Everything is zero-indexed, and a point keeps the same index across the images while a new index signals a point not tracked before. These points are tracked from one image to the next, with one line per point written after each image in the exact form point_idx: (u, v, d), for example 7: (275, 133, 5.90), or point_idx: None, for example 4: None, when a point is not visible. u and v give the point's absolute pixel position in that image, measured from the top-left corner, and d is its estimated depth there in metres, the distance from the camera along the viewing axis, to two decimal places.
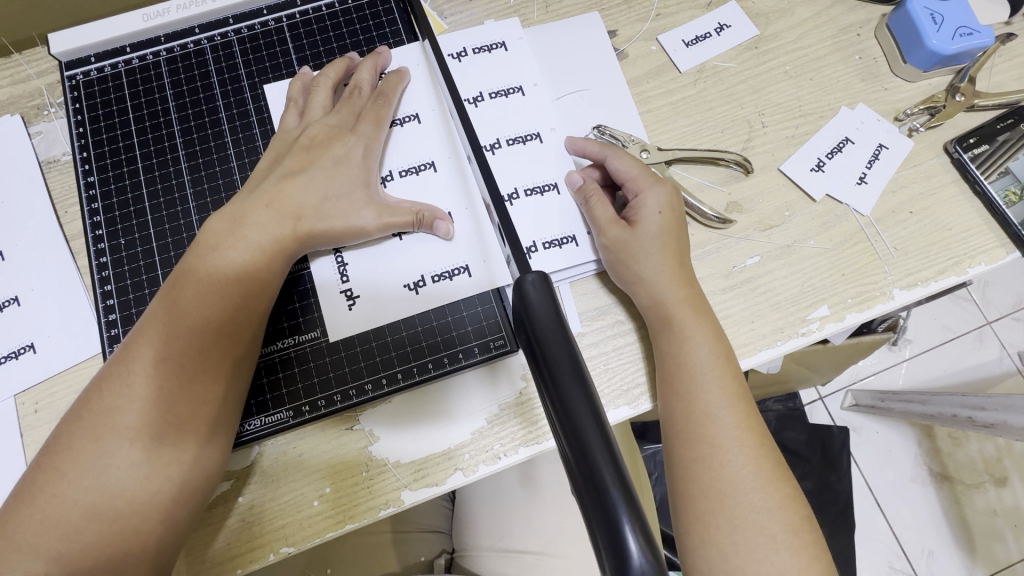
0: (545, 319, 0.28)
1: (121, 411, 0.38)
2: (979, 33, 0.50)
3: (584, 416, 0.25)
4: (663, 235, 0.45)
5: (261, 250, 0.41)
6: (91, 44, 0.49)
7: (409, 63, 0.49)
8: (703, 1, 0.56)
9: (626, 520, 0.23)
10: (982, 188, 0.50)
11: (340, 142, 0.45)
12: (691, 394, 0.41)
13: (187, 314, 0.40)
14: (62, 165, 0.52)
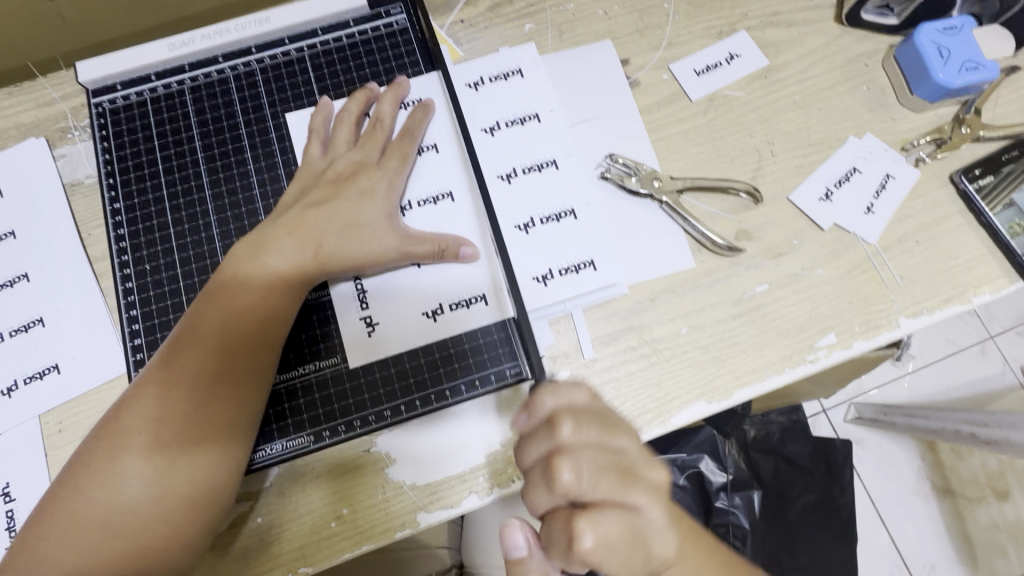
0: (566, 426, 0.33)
1: (142, 431, 0.39)
2: (984, 67, 0.51)
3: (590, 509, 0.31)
4: (591, 434, 0.33)
5: (284, 279, 0.43)
6: (118, 73, 0.50)
7: (428, 94, 0.51)
8: (713, 30, 0.57)
9: None
10: (987, 218, 0.51)
11: (363, 175, 0.46)
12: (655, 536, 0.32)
13: (209, 338, 0.41)
14: (85, 187, 0.53)
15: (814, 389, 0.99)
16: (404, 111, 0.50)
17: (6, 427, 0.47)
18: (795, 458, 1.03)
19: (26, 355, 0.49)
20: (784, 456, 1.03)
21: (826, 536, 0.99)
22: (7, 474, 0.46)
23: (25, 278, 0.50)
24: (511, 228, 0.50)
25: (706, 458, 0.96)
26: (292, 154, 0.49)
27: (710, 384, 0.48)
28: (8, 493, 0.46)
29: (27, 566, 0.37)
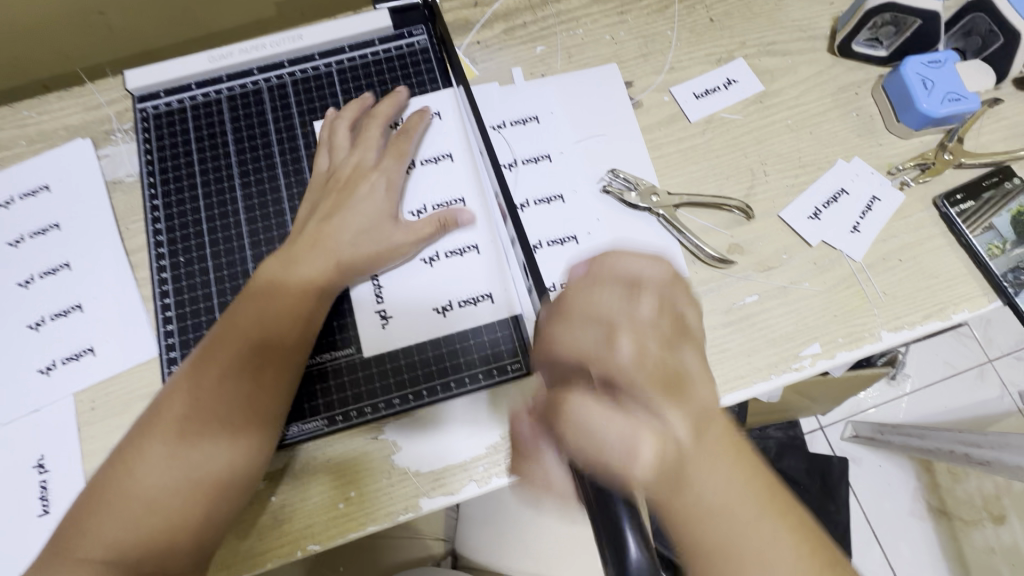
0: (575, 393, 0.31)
1: (190, 412, 0.42)
2: (966, 98, 0.54)
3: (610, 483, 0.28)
4: (651, 318, 0.33)
5: (309, 277, 0.47)
6: (161, 81, 0.54)
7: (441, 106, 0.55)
8: (713, 57, 0.61)
9: (627, 524, 0.27)
10: (967, 240, 0.54)
11: (365, 180, 0.50)
12: (682, 484, 0.29)
13: (251, 328, 0.45)
14: (125, 185, 0.57)
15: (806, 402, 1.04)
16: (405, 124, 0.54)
17: (44, 404, 0.51)
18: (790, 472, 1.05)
19: (64, 338, 0.52)
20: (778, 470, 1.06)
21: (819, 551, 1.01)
22: (43, 447, 0.50)
23: (67, 267, 0.54)
24: None
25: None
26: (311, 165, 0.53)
27: None
28: (43, 463, 0.49)
29: (80, 547, 0.39)
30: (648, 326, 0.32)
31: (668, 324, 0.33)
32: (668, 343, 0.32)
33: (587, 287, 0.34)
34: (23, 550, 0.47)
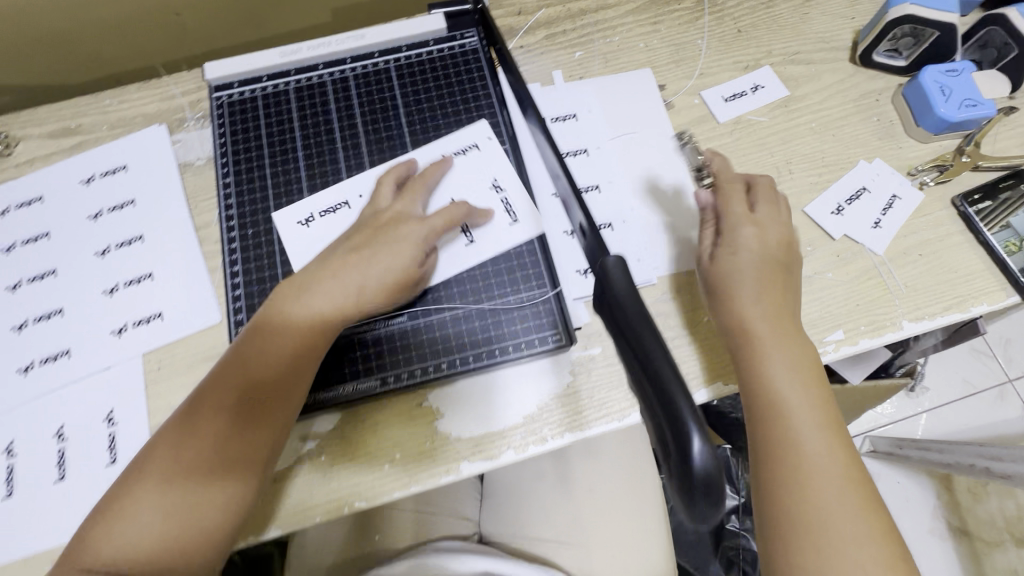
0: (622, 291, 0.32)
1: (177, 461, 0.43)
2: (982, 105, 0.58)
3: (672, 382, 0.28)
4: (759, 266, 0.48)
5: (309, 320, 0.47)
6: (237, 72, 0.59)
7: (480, 138, 0.58)
8: (741, 64, 0.65)
9: (691, 425, 0.26)
10: (985, 238, 0.56)
11: (394, 228, 0.50)
12: (787, 419, 0.42)
13: (241, 376, 0.45)
14: (195, 168, 0.62)
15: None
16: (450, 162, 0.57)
17: (113, 362, 0.55)
18: None
19: (135, 303, 0.57)
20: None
21: None
22: (112, 401, 0.54)
23: (140, 239, 0.59)
24: (560, 235, 0.58)
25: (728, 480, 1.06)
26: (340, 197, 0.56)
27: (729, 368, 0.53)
28: (112, 416, 0.53)
29: None
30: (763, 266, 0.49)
31: (772, 253, 0.50)
32: (793, 328, 0.47)
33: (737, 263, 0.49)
34: (91, 495, 0.51)
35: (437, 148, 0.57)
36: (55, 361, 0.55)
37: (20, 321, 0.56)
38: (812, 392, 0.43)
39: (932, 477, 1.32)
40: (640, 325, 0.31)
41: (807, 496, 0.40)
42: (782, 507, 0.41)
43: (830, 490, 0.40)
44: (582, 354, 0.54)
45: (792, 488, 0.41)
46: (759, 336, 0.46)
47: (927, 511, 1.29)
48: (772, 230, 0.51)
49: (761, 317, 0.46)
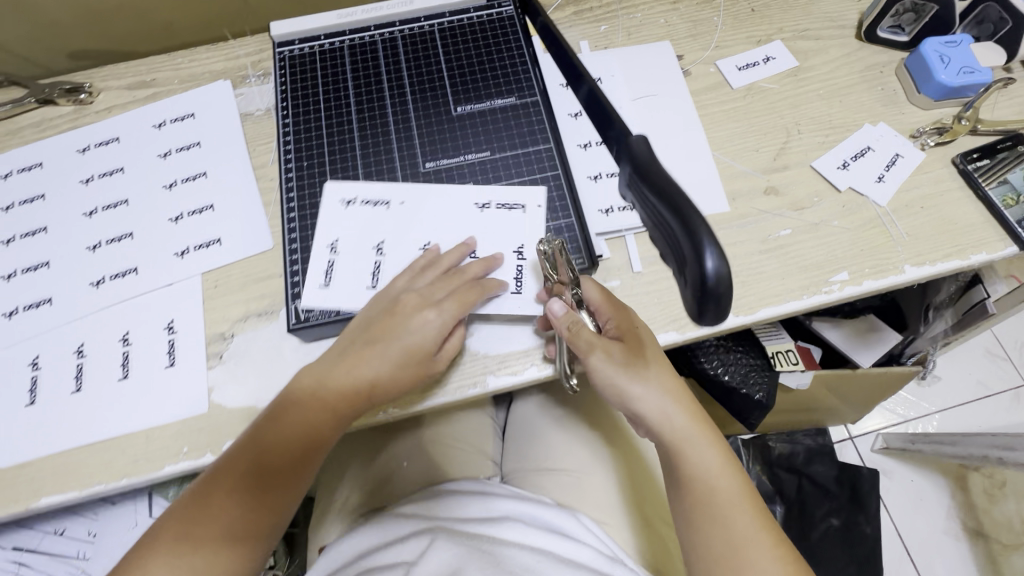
0: (642, 155, 0.35)
1: (201, 527, 0.47)
2: (978, 72, 0.63)
3: (687, 210, 0.31)
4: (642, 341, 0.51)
5: (338, 399, 0.50)
6: (298, 31, 0.66)
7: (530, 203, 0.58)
8: (754, 39, 0.71)
9: (704, 238, 0.30)
10: (983, 192, 0.60)
11: (420, 312, 0.51)
12: (698, 475, 0.49)
13: (267, 457, 0.48)
14: (254, 117, 0.69)
15: (834, 401, 1.12)
16: (480, 211, 0.58)
17: (175, 279, 0.60)
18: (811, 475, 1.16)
19: (197, 230, 0.63)
20: (807, 475, 1.22)
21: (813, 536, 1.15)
22: (173, 314, 0.59)
23: (204, 176, 0.66)
24: (583, 178, 0.63)
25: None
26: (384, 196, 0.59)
27: (737, 301, 0.58)
28: (172, 326, 0.59)
29: None
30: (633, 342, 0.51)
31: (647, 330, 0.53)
32: (702, 415, 0.52)
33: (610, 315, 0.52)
34: (150, 393, 0.56)
35: (486, 193, 0.59)
36: (123, 277, 0.61)
37: (94, 242, 0.62)
38: (719, 457, 0.49)
39: (946, 476, 1.30)
40: (659, 175, 0.33)
41: (731, 543, 0.46)
42: (714, 559, 0.46)
43: (752, 538, 0.45)
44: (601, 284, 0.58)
45: (719, 536, 0.46)
46: (671, 420, 0.50)
47: (939, 510, 1.28)
48: (651, 370, 0.50)
49: (675, 395, 0.51)
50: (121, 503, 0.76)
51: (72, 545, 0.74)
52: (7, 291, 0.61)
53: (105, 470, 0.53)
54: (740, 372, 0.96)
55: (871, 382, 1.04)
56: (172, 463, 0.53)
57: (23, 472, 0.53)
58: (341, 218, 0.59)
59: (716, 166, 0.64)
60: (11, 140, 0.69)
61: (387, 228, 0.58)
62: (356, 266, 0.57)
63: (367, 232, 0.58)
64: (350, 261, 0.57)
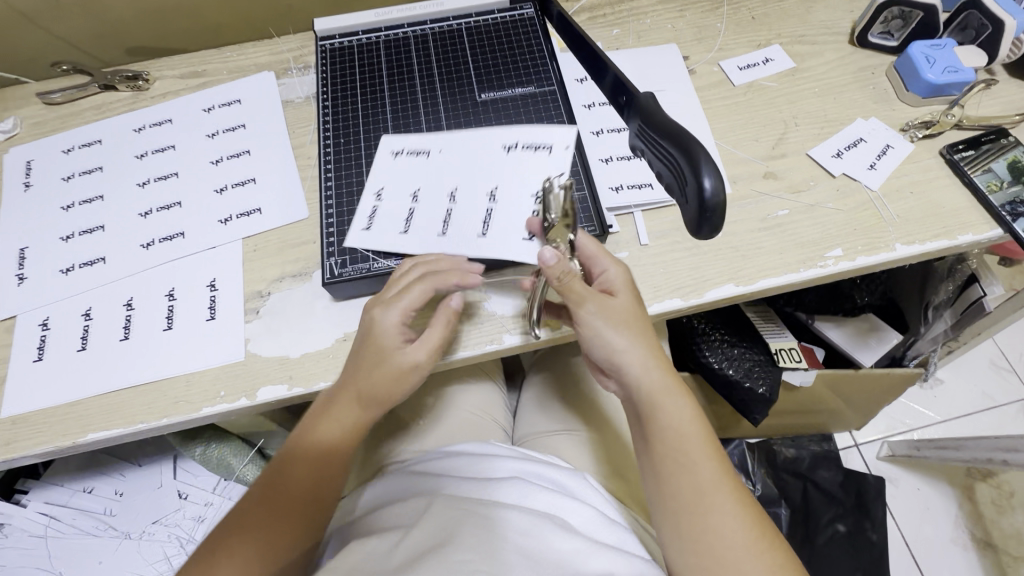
0: (650, 105, 0.44)
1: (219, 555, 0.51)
2: (961, 71, 0.68)
3: (691, 144, 0.40)
4: (630, 302, 0.55)
5: (329, 426, 0.56)
6: (339, 27, 0.73)
7: (558, 143, 0.63)
8: (754, 43, 0.77)
9: (704, 166, 0.39)
10: (968, 179, 0.65)
11: (374, 312, 0.55)
12: (673, 433, 0.53)
13: (273, 484, 0.54)
14: (295, 103, 0.75)
15: (839, 406, 1.09)
16: (508, 151, 0.63)
17: (218, 243, 0.66)
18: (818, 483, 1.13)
19: (240, 200, 0.68)
20: (813, 480, 1.16)
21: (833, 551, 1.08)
22: (215, 273, 0.64)
23: (248, 153, 0.72)
24: (595, 161, 0.68)
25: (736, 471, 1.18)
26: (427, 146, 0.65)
27: (738, 273, 0.62)
28: (214, 284, 0.63)
29: None
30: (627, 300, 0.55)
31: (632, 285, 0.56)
32: (673, 370, 0.56)
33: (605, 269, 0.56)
34: (191, 343, 0.60)
35: (514, 135, 0.64)
36: (171, 241, 0.66)
37: (145, 209, 0.68)
38: (690, 410, 0.54)
39: (952, 487, 1.24)
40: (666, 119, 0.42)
41: (696, 489, 0.51)
42: (682, 497, 0.51)
43: (714, 481, 0.51)
44: (611, 256, 0.63)
45: (687, 480, 0.51)
46: (648, 378, 0.54)
47: (947, 518, 1.21)
48: (637, 330, 0.54)
49: (651, 354, 0.55)
50: (146, 466, 0.80)
51: (100, 502, 0.78)
52: (65, 251, 0.67)
53: (148, 410, 0.57)
54: (744, 365, 0.92)
55: (874, 386, 1.00)
56: (209, 405, 0.57)
57: (75, 410, 0.58)
58: (390, 163, 0.65)
59: (719, 153, 0.69)
60: (74, 120, 0.76)
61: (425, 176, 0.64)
62: (397, 212, 0.62)
63: (408, 181, 0.64)
64: (393, 209, 0.62)
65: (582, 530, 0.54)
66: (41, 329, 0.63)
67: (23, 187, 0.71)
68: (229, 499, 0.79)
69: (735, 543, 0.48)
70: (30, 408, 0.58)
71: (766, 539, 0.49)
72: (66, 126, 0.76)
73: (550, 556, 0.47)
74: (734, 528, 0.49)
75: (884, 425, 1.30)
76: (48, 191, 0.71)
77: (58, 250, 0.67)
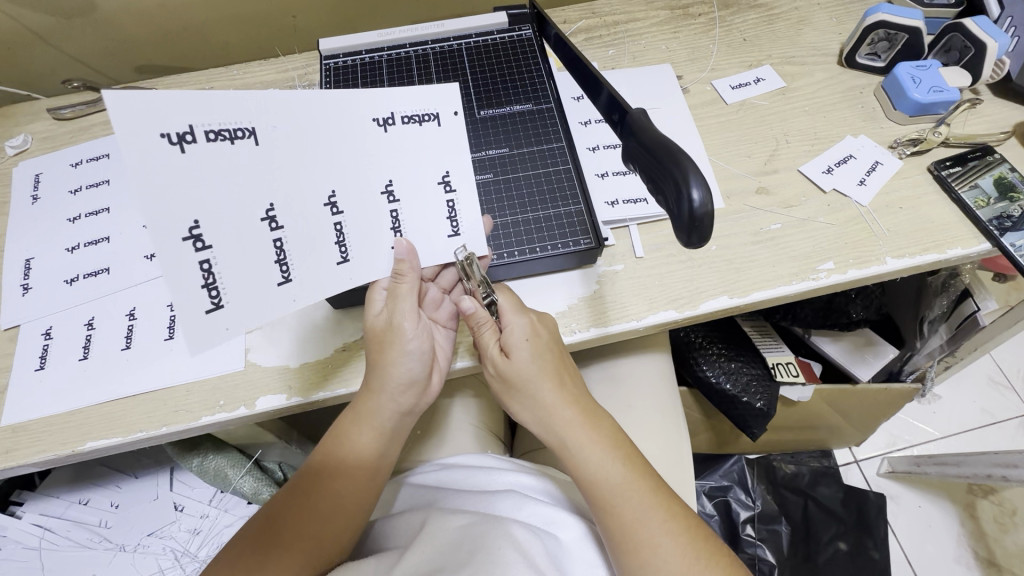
0: (639, 118, 0.46)
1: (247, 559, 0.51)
2: (947, 91, 0.70)
3: (677, 153, 0.42)
4: (534, 357, 0.55)
5: (359, 450, 0.56)
6: (344, 46, 0.75)
7: (444, 110, 0.52)
8: (746, 63, 0.79)
9: (692, 175, 0.40)
10: (956, 195, 0.66)
11: (372, 344, 0.56)
12: (594, 476, 0.53)
13: (297, 498, 0.54)
14: None
15: (837, 421, 1.09)
16: (385, 130, 0.50)
17: None
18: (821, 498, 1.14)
19: None
20: (814, 497, 1.14)
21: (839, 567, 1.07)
22: None
23: None
24: (592, 175, 0.70)
25: (735, 488, 1.14)
26: (245, 121, 0.43)
27: (731, 285, 0.63)
28: None
29: None
30: (538, 348, 0.55)
31: (548, 337, 0.56)
32: (592, 410, 0.57)
33: (512, 322, 0.56)
34: (192, 351, 0.61)
35: (386, 103, 0.50)
36: None
37: None
38: (601, 451, 0.54)
39: (955, 503, 1.22)
40: (653, 133, 0.44)
41: (628, 527, 0.51)
42: (610, 538, 0.52)
43: (642, 517, 0.51)
44: (607, 269, 0.64)
45: (613, 522, 0.52)
46: (560, 430, 0.55)
47: (949, 537, 1.20)
48: (542, 386, 0.55)
49: (561, 405, 0.55)
50: (143, 478, 0.81)
51: (95, 514, 0.78)
52: (71, 261, 0.68)
53: (147, 419, 0.58)
54: (741, 380, 0.92)
55: (871, 401, 1.00)
56: (209, 414, 0.58)
57: (74, 418, 0.58)
58: (182, 173, 0.42)
59: (712, 169, 0.70)
60: (82, 136, 0.78)
61: (258, 185, 0.45)
62: (233, 250, 0.45)
63: (234, 207, 0.44)
64: (228, 252, 0.44)
65: (570, 547, 0.53)
66: (44, 338, 0.63)
67: (31, 200, 0.73)
68: (225, 512, 0.78)
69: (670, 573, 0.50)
70: (30, 416, 0.59)
71: (704, 563, 0.51)
72: (75, 141, 0.77)
73: (541, 568, 0.47)
74: (665, 561, 0.50)
75: (884, 440, 1.29)
76: (54, 204, 0.72)
77: (63, 261, 0.68)
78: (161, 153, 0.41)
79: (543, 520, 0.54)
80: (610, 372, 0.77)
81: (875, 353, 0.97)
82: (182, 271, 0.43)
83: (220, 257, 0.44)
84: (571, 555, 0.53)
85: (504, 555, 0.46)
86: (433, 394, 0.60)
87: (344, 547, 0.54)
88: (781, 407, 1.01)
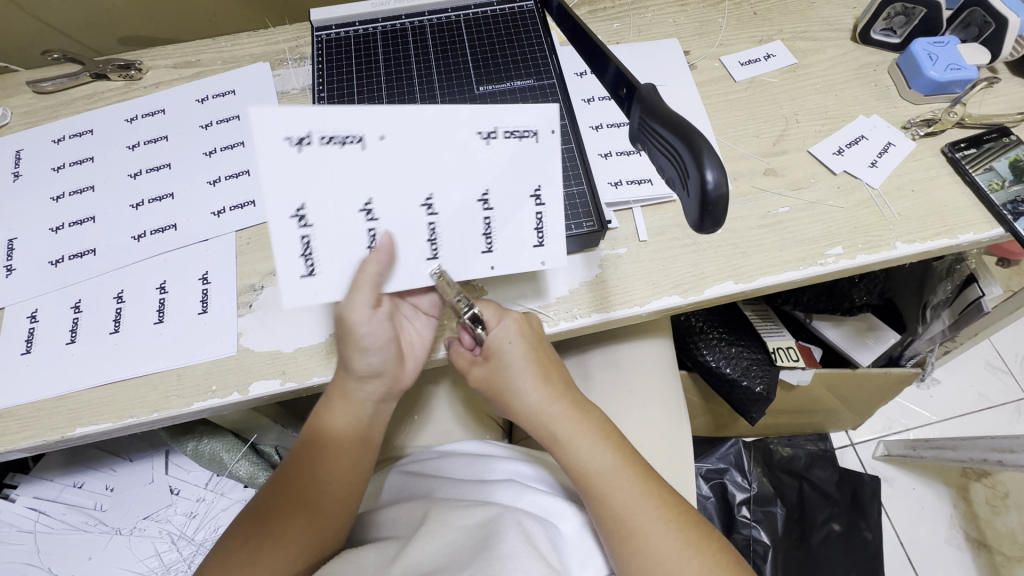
0: (650, 96, 0.43)
1: (244, 544, 0.51)
2: (965, 69, 0.68)
3: (689, 128, 0.40)
4: (522, 354, 0.53)
5: (339, 435, 0.54)
6: (337, 17, 0.72)
7: (542, 127, 0.49)
8: (756, 38, 0.76)
9: (708, 157, 0.38)
10: (970, 177, 0.64)
11: (343, 342, 0.51)
12: (586, 464, 0.53)
13: (285, 485, 0.54)
14: (291, 95, 0.75)
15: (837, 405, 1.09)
16: (487, 143, 0.48)
17: (211, 237, 0.65)
18: (818, 482, 1.15)
19: (230, 193, 0.67)
20: (810, 480, 1.15)
21: (833, 548, 1.08)
22: (207, 267, 0.63)
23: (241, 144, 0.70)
24: (595, 155, 0.67)
25: (732, 470, 1.16)
26: (355, 128, 0.45)
27: (736, 270, 0.61)
28: (207, 276, 0.63)
29: None
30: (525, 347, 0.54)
31: (533, 335, 0.55)
32: (584, 405, 0.55)
33: (494, 326, 0.54)
34: (182, 335, 0.59)
35: (491, 117, 0.48)
36: (163, 232, 0.65)
37: (136, 200, 0.67)
38: (598, 445, 0.53)
39: (949, 486, 1.24)
40: (666, 109, 0.42)
41: (622, 515, 0.51)
42: (605, 527, 0.51)
43: (635, 505, 0.51)
44: (609, 253, 0.62)
45: (603, 510, 0.51)
46: (552, 424, 0.54)
47: (942, 520, 1.21)
48: (528, 384, 0.54)
49: (548, 401, 0.54)
50: (138, 461, 0.80)
51: (90, 497, 0.78)
52: (55, 241, 0.66)
53: (137, 404, 0.56)
54: (741, 364, 0.90)
55: (872, 385, 0.99)
56: (201, 400, 0.57)
57: (63, 403, 0.57)
58: (298, 166, 0.45)
59: (718, 149, 0.68)
60: (65, 110, 0.75)
61: (365, 181, 0.47)
62: (333, 238, 0.48)
63: (335, 198, 0.47)
64: (328, 235, 0.48)
65: (570, 539, 0.53)
66: (30, 321, 0.62)
67: (13, 177, 0.70)
68: (222, 495, 0.78)
69: (664, 562, 0.49)
70: (16, 402, 0.57)
71: (696, 550, 0.50)
72: (57, 116, 0.74)
73: (544, 557, 0.47)
74: (661, 550, 0.50)
75: (882, 424, 1.30)
76: (38, 182, 0.70)
77: (48, 241, 0.66)
78: (280, 150, 0.45)
79: (543, 511, 0.54)
80: (611, 358, 0.75)
81: (879, 339, 0.97)
82: (288, 246, 0.47)
83: (318, 237, 0.48)
84: (570, 547, 0.52)
85: (504, 549, 0.45)
86: (409, 380, 0.57)
87: (331, 539, 0.53)
88: (780, 391, 1.00)
